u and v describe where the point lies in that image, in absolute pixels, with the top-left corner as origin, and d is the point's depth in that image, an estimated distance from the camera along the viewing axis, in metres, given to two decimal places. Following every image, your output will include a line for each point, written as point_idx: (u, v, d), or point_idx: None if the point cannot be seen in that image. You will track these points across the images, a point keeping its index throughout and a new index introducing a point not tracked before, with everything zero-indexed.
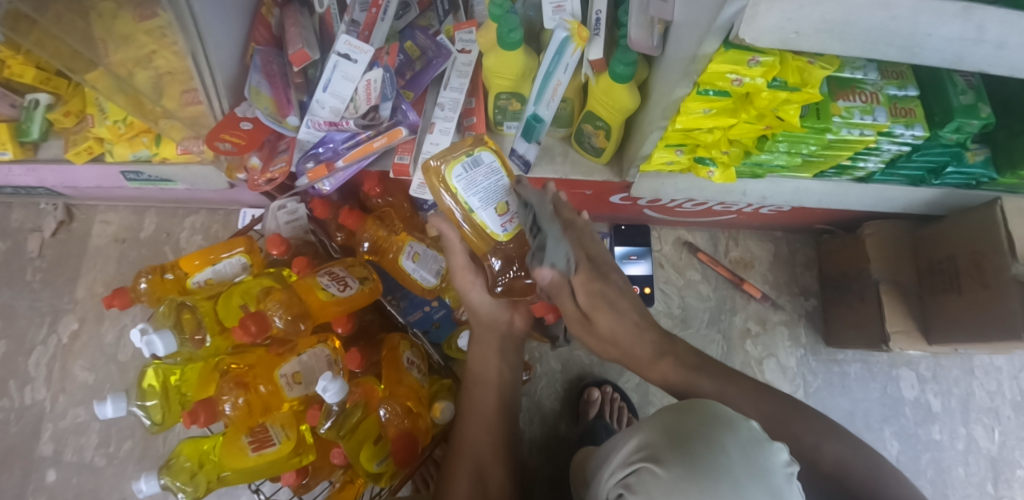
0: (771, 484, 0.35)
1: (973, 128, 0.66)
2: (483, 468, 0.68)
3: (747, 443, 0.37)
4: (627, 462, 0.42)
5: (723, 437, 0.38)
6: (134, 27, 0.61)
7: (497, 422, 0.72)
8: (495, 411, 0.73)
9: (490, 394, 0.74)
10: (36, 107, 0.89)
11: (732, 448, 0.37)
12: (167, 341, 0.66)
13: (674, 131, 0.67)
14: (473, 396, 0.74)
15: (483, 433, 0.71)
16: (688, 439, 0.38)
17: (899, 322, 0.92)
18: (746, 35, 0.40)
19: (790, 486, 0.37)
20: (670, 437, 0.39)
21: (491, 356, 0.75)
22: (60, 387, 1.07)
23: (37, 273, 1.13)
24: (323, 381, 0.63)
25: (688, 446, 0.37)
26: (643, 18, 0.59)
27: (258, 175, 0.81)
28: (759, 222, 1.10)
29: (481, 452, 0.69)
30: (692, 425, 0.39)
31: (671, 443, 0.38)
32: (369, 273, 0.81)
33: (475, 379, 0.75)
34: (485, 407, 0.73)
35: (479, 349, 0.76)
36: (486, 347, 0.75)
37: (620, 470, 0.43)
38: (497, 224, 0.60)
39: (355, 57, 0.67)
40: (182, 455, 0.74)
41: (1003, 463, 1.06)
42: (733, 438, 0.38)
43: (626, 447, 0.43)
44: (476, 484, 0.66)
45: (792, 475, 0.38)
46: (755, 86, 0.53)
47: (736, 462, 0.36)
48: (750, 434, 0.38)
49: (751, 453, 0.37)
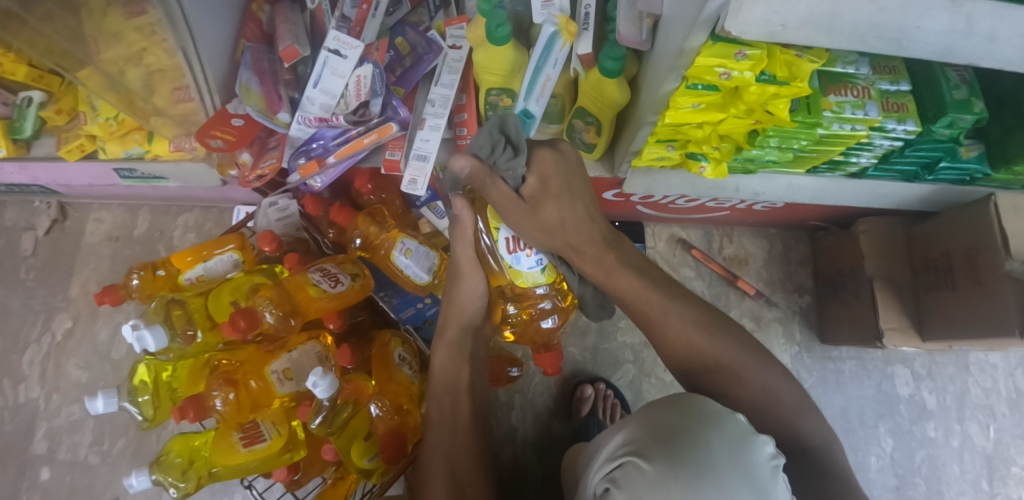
0: (756, 481, 0.36)
1: (966, 124, 0.65)
2: (458, 468, 0.66)
3: (732, 440, 0.37)
4: (614, 456, 0.41)
5: (708, 434, 0.37)
6: (125, 24, 0.60)
7: (470, 427, 0.71)
8: (469, 420, 0.71)
9: (462, 402, 0.71)
10: (28, 105, 0.89)
11: (717, 443, 0.36)
12: (159, 336, 0.66)
13: (663, 127, 0.66)
14: (443, 402, 0.70)
15: (456, 440, 0.68)
16: (673, 435, 0.38)
17: (894, 318, 0.92)
18: (733, 28, 0.40)
19: (775, 481, 0.37)
20: (655, 433, 0.39)
21: (462, 363, 0.73)
22: (53, 385, 1.07)
23: (30, 271, 1.13)
24: (312, 377, 0.62)
25: (674, 445, 0.37)
26: (630, 12, 0.59)
27: (249, 172, 0.80)
28: (753, 219, 1.09)
29: (457, 455, 0.67)
30: (678, 420, 0.39)
31: (657, 438, 0.38)
32: (361, 270, 0.80)
33: (442, 385, 0.71)
34: (457, 415, 0.70)
35: (446, 355, 0.73)
36: (459, 354, 0.73)
37: (607, 464, 0.42)
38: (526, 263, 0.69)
39: (345, 53, 0.67)
40: (171, 452, 0.73)
41: (998, 461, 1.05)
42: (719, 434, 0.37)
43: (613, 442, 0.43)
44: (454, 489, 0.64)
45: (777, 467, 0.38)
46: (744, 79, 0.52)
47: (721, 458, 0.36)
48: (737, 429, 0.38)
49: (737, 449, 0.37)
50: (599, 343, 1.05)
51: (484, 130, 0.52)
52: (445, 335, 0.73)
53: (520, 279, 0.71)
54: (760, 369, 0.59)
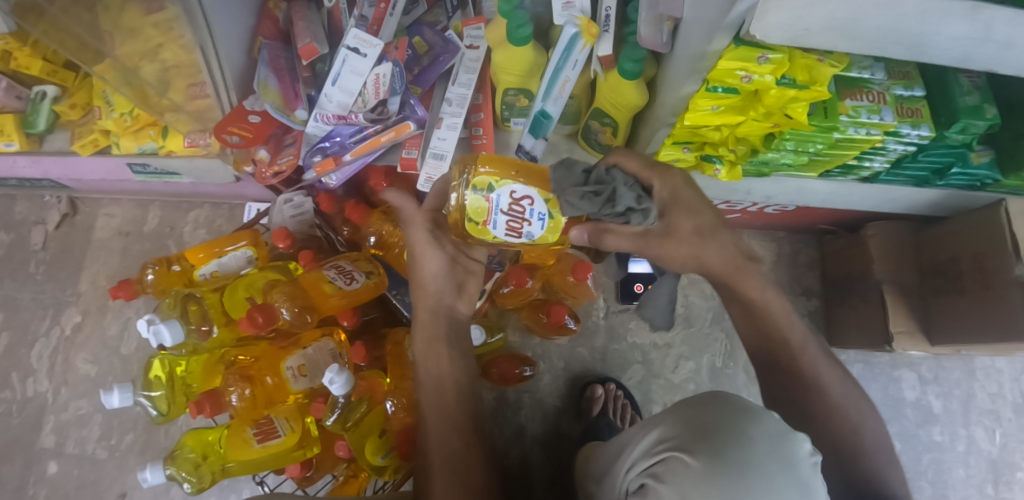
0: (797, 475, 0.36)
1: (978, 130, 0.66)
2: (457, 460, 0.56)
3: (773, 434, 0.37)
4: (651, 452, 0.41)
5: (749, 429, 0.37)
6: (143, 20, 0.61)
7: (461, 414, 0.59)
8: (456, 401, 0.60)
9: (446, 384, 0.61)
10: (43, 99, 0.90)
11: (759, 439, 0.36)
12: (175, 330, 0.66)
13: (681, 129, 0.68)
14: (426, 387, 0.60)
15: (444, 426, 0.58)
16: (715, 432, 0.37)
17: (902, 322, 0.92)
18: (757, 32, 0.41)
19: (816, 476, 0.37)
20: (695, 429, 0.38)
21: (438, 342, 0.62)
22: (62, 379, 1.07)
23: (40, 265, 1.14)
24: (329, 373, 0.62)
25: (718, 441, 0.36)
26: (651, 15, 0.59)
27: (265, 168, 0.81)
28: (763, 221, 1.10)
29: (446, 449, 0.57)
30: (717, 416, 0.39)
31: (697, 434, 0.38)
32: (375, 267, 0.79)
33: (422, 365, 0.62)
34: (444, 398, 0.60)
35: (422, 337, 0.62)
36: (434, 333, 0.62)
37: (645, 460, 0.42)
38: (535, 230, 0.52)
39: (364, 52, 0.67)
40: (186, 446, 0.73)
41: (1003, 465, 1.06)
42: (759, 429, 0.37)
43: (649, 439, 0.43)
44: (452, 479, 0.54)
45: (817, 462, 0.38)
46: (764, 83, 0.53)
47: (764, 453, 0.36)
48: (775, 424, 0.38)
49: (778, 444, 0.36)
50: (608, 343, 1.06)
51: (612, 210, 0.44)
52: (418, 319, 0.63)
53: (551, 240, 0.54)
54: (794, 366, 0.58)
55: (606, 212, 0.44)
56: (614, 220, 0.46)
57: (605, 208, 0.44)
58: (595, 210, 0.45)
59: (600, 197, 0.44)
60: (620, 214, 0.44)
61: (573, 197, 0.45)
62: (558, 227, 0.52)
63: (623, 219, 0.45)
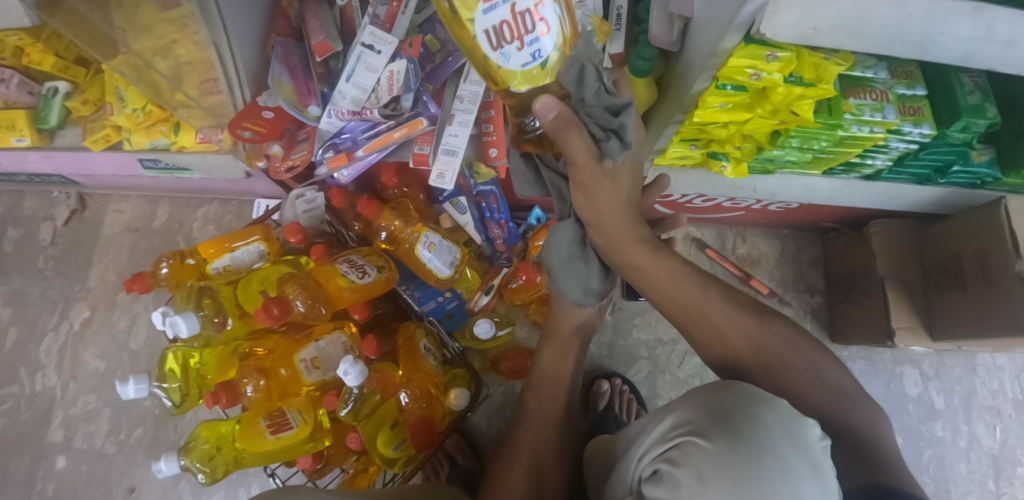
0: (810, 457, 0.37)
1: (979, 128, 0.67)
2: (542, 463, 0.76)
3: (785, 418, 0.38)
4: (666, 438, 0.43)
5: (762, 413, 0.39)
6: (157, 17, 0.61)
7: (557, 421, 0.78)
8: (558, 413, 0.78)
9: (559, 395, 0.78)
10: (54, 95, 0.90)
11: (773, 423, 0.38)
12: (190, 321, 0.66)
13: (689, 126, 0.69)
14: (541, 395, 0.78)
15: (543, 432, 0.77)
16: (731, 417, 0.39)
17: (905, 318, 0.94)
18: (767, 31, 0.42)
19: (826, 458, 0.38)
20: (712, 414, 0.40)
21: (567, 358, 0.77)
22: (70, 374, 1.07)
23: (49, 261, 1.14)
24: (343, 364, 0.63)
25: (735, 425, 0.38)
26: (662, 14, 0.61)
27: (279, 163, 0.82)
28: (767, 220, 1.12)
29: (539, 448, 0.76)
30: (732, 401, 0.40)
31: (714, 419, 0.39)
32: (386, 263, 0.81)
33: (547, 380, 0.78)
34: (553, 408, 0.78)
35: (555, 351, 0.77)
36: (566, 348, 0.76)
37: (659, 445, 0.43)
38: (517, 61, 0.36)
39: (378, 49, 0.70)
40: (200, 438, 0.73)
41: (1004, 461, 1.07)
42: (772, 414, 0.39)
43: (665, 425, 0.44)
44: (533, 477, 0.74)
45: (826, 446, 0.39)
46: (773, 81, 0.54)
47: (778, 434, 0.37)
48: (787, 409, 0.39)
49: (790, 428, 0.38)
50: (614, 338, 1.07)
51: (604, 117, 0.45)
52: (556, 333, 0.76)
53: (510, 86, 0.39)
54: (808, 354, 0.59)
55: (597, 118, 0.45)
56: (596, 129, 0.46)
57: (600, 114, 0.45)
58: (592, 106, 0.44)
59: (604, 103, 0.45)
60: (603, 125, 0.46)
61: (593, 76, 0.42)
62: (534, 81, 0.39)
63: (603, 137, 0.47)
